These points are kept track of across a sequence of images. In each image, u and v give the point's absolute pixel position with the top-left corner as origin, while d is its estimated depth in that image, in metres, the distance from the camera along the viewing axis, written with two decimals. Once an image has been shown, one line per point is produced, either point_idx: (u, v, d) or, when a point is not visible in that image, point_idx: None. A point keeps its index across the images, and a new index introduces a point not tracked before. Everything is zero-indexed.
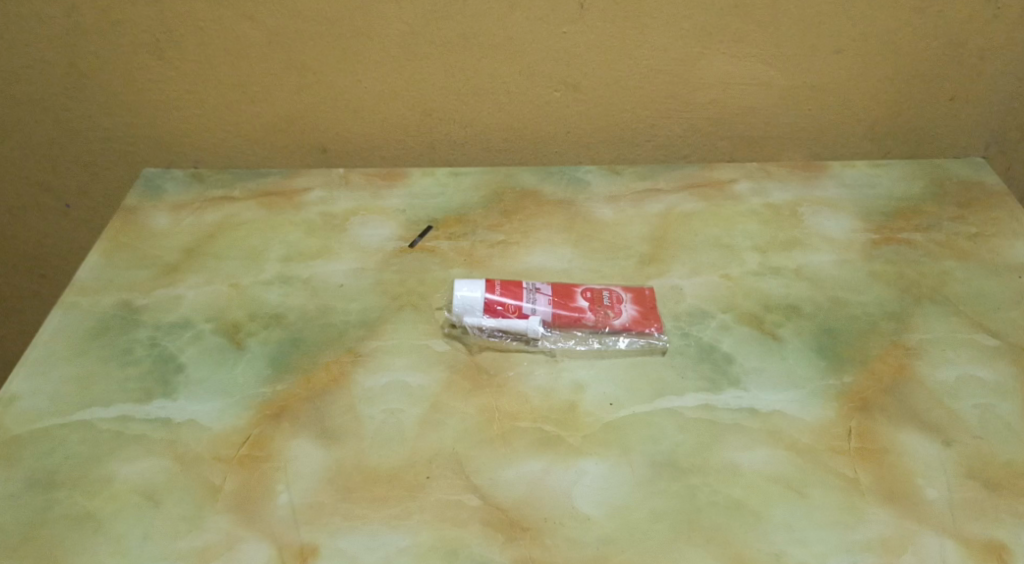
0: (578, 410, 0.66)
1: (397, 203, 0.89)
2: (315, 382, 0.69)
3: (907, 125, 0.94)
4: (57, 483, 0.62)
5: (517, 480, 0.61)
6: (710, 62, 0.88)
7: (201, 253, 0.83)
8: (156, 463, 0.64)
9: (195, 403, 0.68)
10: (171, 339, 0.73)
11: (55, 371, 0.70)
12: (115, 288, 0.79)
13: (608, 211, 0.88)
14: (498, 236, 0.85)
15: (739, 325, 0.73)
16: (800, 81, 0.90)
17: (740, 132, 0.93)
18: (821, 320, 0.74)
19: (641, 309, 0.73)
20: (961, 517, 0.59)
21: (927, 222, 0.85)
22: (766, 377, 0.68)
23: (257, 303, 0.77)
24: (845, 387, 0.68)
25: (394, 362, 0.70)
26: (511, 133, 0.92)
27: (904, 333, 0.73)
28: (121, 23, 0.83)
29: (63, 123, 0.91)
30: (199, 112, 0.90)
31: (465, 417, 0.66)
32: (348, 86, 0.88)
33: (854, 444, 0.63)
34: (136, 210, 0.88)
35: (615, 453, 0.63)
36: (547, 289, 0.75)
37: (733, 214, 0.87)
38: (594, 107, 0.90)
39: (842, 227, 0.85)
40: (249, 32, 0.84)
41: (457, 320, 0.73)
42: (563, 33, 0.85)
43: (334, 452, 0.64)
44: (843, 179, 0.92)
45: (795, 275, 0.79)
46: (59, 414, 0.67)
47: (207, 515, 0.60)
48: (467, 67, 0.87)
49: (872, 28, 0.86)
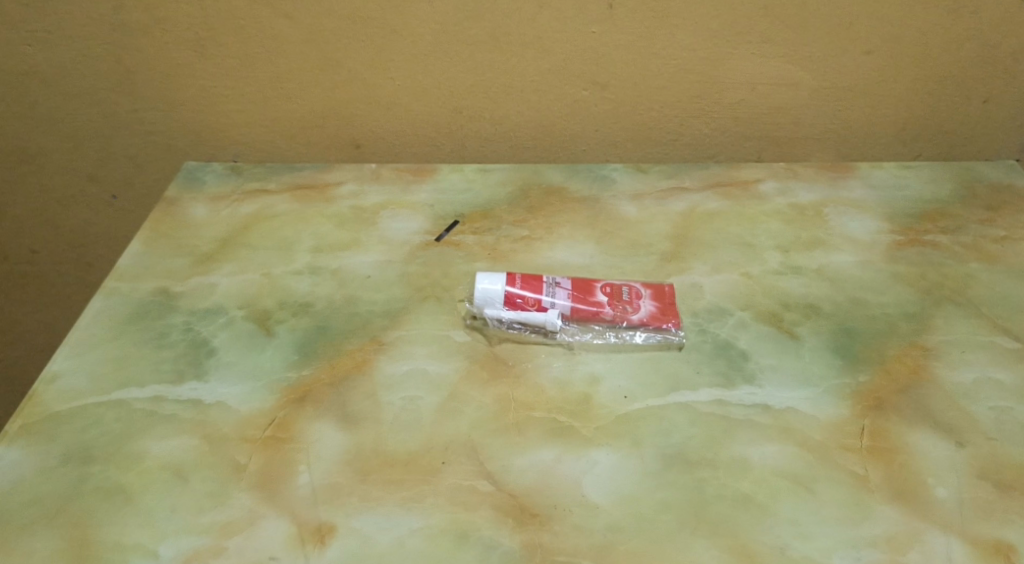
0: (592, 402, 0.67)
1: (425, 198, 0.91)
2: (339, 368, 0.71)
3: (938, 127, 0.93)
4: (92, 458, 0.65)
5: (529, 468, 0.63)
6: (737, 62, 0.88)
7: (237, 243, 0.86)
8: (185, 441, 0.66)
9: (225, 386, 0.70)
10: (204, 325, 0.76)
11: (95, 352, 0.74)
12: (154, 275, 0.82)
13: (632, 209, 0.88)
14: (523, 231, 0.86)
15: (757, 323, 0.74)
16: (830, 81, 0.90)
17: (769, 133, 0.94)
18: (840, 320, 0.74)
19: (660, 305, 0.74)
20: (969, 517, 0.59)
21: (954, 224, 0.85)
22: (781, 375, 0.69)
23: (287, 292, 0.80)
24: (860, 386, 0.68)
25: (415, 351, 0.73)
26: (539, 130, 0.94)
27: (923, 334, 0.72)
28: (165, 21, 0.87)
29: (109, 117, 0.95)
30: (238, 108, 0.93)
31: (481, 406, 0.67)
32: (381, 83, 0.91)
33: (866, 443, 0.64)
34: (177, 200, 0.92)
35: (626, 445, 0.64)
36: (566, 283, 0.76)
37: (757, 214, 0.87)
38: (622, 106, 0.92)
39: (866, 227, 0.85)
40: (287, 30, 0.87)
41: (478, 312, 0.74)
42: (592, 32, 0.86)
43: (354, 436, 0.66)
44: (870, 181, 0.91)
45: (816, 275, 0.79)
46: (98, 393, 0.70)
47: (231, 491, 0.63)
48: (497, 66, 0.89)
49: (904, 29, 0.86)
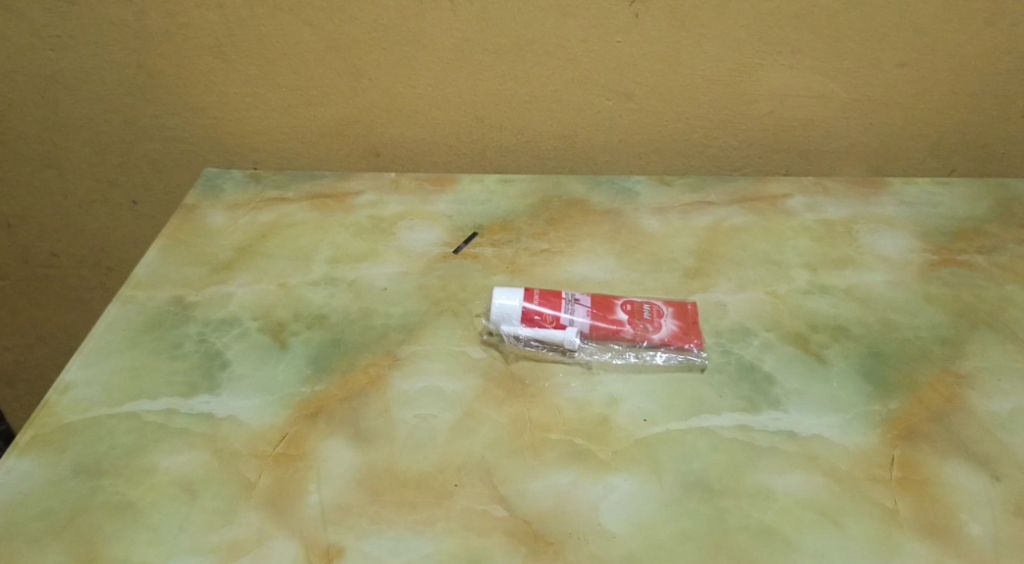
0: (610, 424, 0.65)
1: (445, 208, 0.90)
2: (352, 384, 0.70)
3: (974, 142, 0.90)
4: (101, 472, 0.65)
5: (544, 492, 0.61)
6: (766, 74, 0.86)
7: (254, 253, 0.85)
8: (195, 456, 0.65)
9: (238, 399, 0.69)
10: (218, 336, 0.76)
11: (109, 362, 0.73)
12: (169, 284, 0.81)
13: (655, 222, 0.86)
14: (542, 245, 0.84)
15: (783, 344, 0.71)
16: (862, 93, 0.87)
17: (798, 145, 0.91)
18: (870, 343, 0.71)
19: (682, 323, 0.72)
20: (1005, 557, 0.57)
21: (990, 244, 0.82)
22: (807, 400, 0.66)
23: (302, 304, 0.79)
24: (890, 414, 0.65)
25: (430, 368, 0.71)
26: (562, 141, 0.92)
27: (957, 360, 0.70)
28: (187, 27, 0.86)
29: (131, 123, 0.95)
30: (259, 114, 0.93)
31: (496, 426, 0.66)
32: (402, 90, 0.89)
33: (895, 474, 0.61)
34: (195, 207, 0.91)
35: (645, 470, 0.62)
36: (585, 300, 0.74)
37: (784, 230, 0.84)
38: (647, 117, 0.90)
39: (898, 246, 0.82)
40: (308, 37, 0.86)
41: (494, 328, 0.73)
42: (617, 41, 0.84)
43: (366, 455, 0.64)
44: (903, 196, 0.88)
45: (845, 295, 0.76)
46: (110, 404, 0.69)
47: (239, 510, 0.62)
48: (520, 75, 0.87)
49: (940, 41, 0.83)
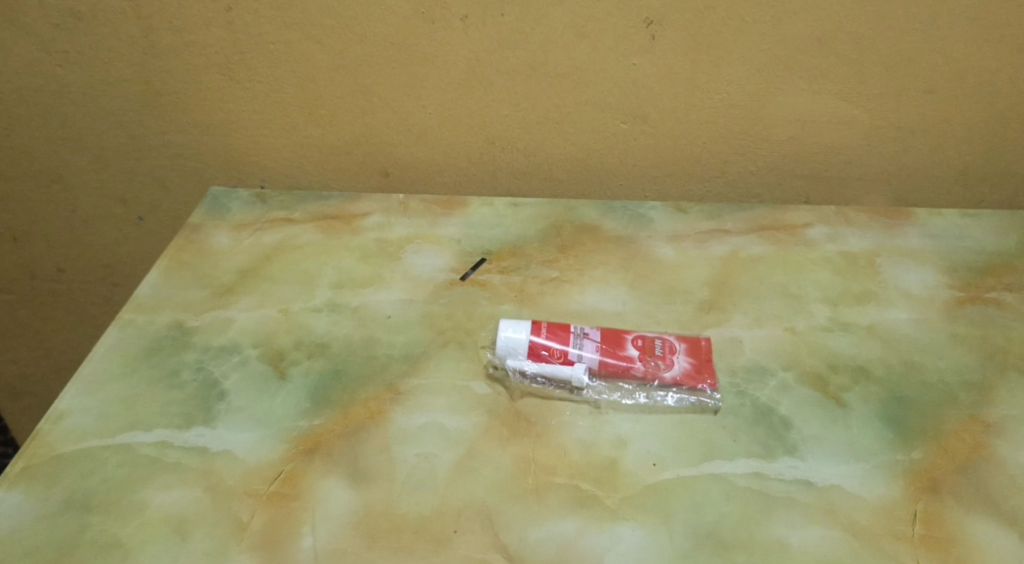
0: (618, 468, 0.63)
1: (453, 232, 0.87)
2: (352, 418, 0.68)
3: (1004, 171, 0.87)
4: (92, 507, 0.63)
5: (547, 542, 0.59)
6: (788, 98, 0.83)
7: (257, 276, 0.83)
8: (188, 493, 0.63)
9: (233, 433, 0.67)
10: (217, 364, 0.74)
11: (104, 390, 0.71)
12: (170, 307, 0.79)
13: (669, 251, 0.83)
14: (553, 272, 0.82)
15: (801, 385, 0.68)
16: (888, 120, 0.84)
17: (820, 171, 0.88)
18: (892, 386, 0.68)
19: (695, 361, 0.69)
20: None
21: (1020, 280, 0.78)
22: (826, 447, 0.63)
23: (304, 331, 0.76)
24: (912, 464, 0.62)
25: (432, 403, 0.69)
26: (575, 164, 0.90)
27: (984, 406, 0.66)
28: (194, 44, 0.85)
29: (137, 138, 0.93)
30: (266, 132, 0.91)
31: (499, 467, 0.63)
32: (413, 111, 0.87)
33: (917, 531, 0.59)
34: (199, 227, 0.89)
35: (654, 520, 0.60)
36: (595, 334, 0.72)
37: (804, 261, 0.81)
38: (663, 141, 0.87)
39: (923, 281, 0.79)
40: (317, 56, 0.84)
41: (500, 362, 0.70)
42: (633, 64, 0.81)
43: (364, 496, 0.62)
44: (929, 227, 0.85)
45: (867, 333, 0.73)
46: (104, 435, 0.67)
47: (232, 553, 0.60)
48: (533, 96, 0.85)
49: (970, 68, 0.80)
